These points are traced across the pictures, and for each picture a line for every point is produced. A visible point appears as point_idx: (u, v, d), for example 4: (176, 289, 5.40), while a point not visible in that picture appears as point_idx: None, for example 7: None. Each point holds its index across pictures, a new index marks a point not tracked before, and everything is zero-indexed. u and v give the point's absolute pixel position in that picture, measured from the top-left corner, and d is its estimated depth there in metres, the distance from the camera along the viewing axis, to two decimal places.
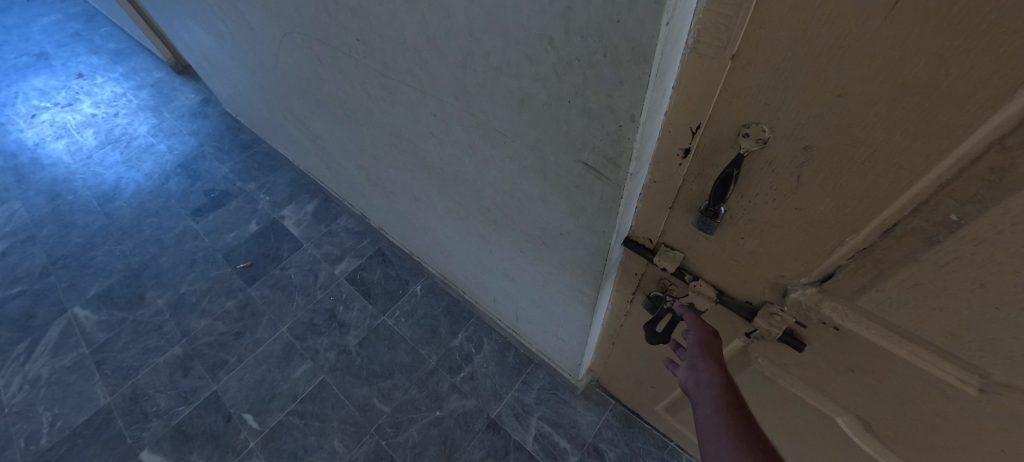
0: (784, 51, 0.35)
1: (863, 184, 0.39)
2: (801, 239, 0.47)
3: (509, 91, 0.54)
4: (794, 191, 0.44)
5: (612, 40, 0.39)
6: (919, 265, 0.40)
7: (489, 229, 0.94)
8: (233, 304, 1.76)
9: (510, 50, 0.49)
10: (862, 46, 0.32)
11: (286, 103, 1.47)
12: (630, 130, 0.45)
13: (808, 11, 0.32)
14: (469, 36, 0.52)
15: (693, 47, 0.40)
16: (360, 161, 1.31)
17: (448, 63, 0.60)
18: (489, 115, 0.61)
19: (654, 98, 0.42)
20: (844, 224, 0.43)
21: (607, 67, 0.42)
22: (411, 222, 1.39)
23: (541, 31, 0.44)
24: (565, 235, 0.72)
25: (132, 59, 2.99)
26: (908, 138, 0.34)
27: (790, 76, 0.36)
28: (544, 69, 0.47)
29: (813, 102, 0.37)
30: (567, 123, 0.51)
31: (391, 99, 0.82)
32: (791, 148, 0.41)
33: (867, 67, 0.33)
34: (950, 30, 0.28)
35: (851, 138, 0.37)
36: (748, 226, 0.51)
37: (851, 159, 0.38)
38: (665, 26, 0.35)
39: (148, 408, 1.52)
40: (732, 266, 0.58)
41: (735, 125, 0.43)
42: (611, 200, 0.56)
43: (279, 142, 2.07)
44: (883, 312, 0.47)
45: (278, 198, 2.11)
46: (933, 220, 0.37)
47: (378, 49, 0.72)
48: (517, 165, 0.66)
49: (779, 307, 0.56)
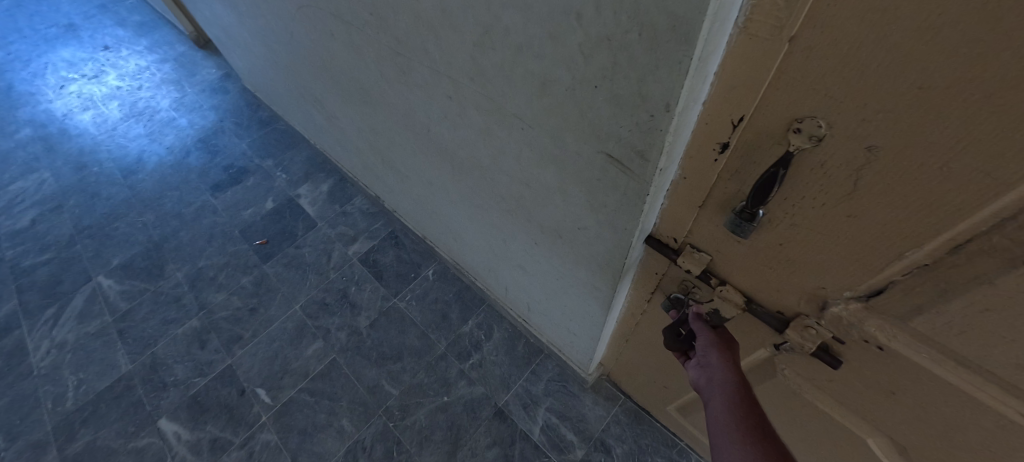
0: (855, 33, 0.30)
1: (935, 194, 0.34)
2: (849, 249, 0.42)
3: (529, 74, 0.50)
4: (848, 197, 0.39)
5: (649, 16, 0.34)
6: (991, 289, 0.35)
7: (502, 218, 0.91)
8: (249, 280, 1.78)
9: (532, 27, 0.44)
10: (957, 28, 0.27)
11: (302, 81, 1.44)
12: (664, 121, 0.40)
13: None
14: (487, 11, 0.48)
15: (743, 26, 0.35)
16: (374, 143, 1.28)
17: (464, 41, 0.55)
18: (506, 99, 0.57)
19: (694, 87, 0.37)
20: (904, 237, 0.38)
21: (641, 48, 0.37)
22: (425, 207, 1.37)
23: (567, 6, 0.39)
24: (583, 230, 0.68)
25: (156, 32, 3.00)
26: (1001, 142, 0.29)
27: (860, 62, 0.31)
28: (569, 49, 0.43)
29: (884, 95, 0.32)
30: (592, 111, 0.46)
31: (405, 79, 0.78)
32: (851, 148, 0.36)
33: (958, 56, 0.27)
34: None
35: (928, 139, 0.32)
36: (788, 232, 0.46)
37: (923, 163, 0.33)
38: (715, 2, 0.30)
39: (167, 377, 1.56)
40: (766, 273, 0.53)
41: (785, 119, 0.38)
42: (636, 196, 0.51)
43: (296, 119, 2.05)
44: (938, 336, 0.42)
45: (294, 176, 2.11)
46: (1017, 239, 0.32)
47: (391, 25, 0.68)
48: (535, 153, 0.61)
49: (815, 321, 0.52)
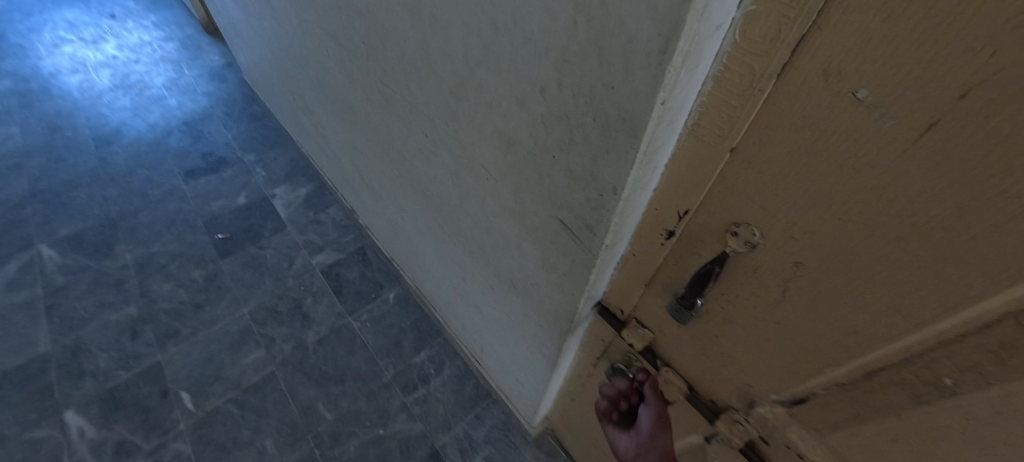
0: (790, 157, 0.32)
1: (853, 320, 0.34)
2: (776, 354, 0.43)
3: (496, 130, 0.51)
4: (776, 304, 0.39)
5: (602, 105, 0.35)
6: (899, 421, 0.36)
7: (463, 257, 0.90)
8: (201, 275, 1.70)
9: (503, 89, 0.45)
10: (876, 171, 0.28)
11: (297, 86, 1.45)
12: (611, 202, 0.41)
13: (819, 120, 0.29)
14: (464, 66, 0.49)
15: (692, 129, 0.36)
16: (356, 160, 1.28)
17: (443, 88, 0.56)
18: (475, 148, 0.58)
19: (641, 176, 0.38)
20: (824, 354, 0.38)
21: (595, 131, 0.38)
22: (395, 230, 1.35)
23: (533, 77, 0.40)
24: (535, 286, 0.67)
25: (167, 11, 3.00)
26: (913, 284, 0.30)
27: (793, 184, 0.33)
28: (533, 117, 0.44)
29: (811, 218, 0.33)
30: (549, 177, 0.47)
31: (388, 108, 0.79)
32: (781, 260, 0.37)
33: (875, 197, 0.29)
34: (979, 178, 0.24)
35: (849, 268, 0.33)
36: (724, 326, 0.46)
37: (842, 289, 0.34)
38: (659, 105, 0.31)
39: (86, 365, 1.45)
40: (702, 361, 0.53)
41: (725, 220, 0.39)
42: (584, 265, 0.52)
43: (287, 120, 2.04)
44: (850, 455, 0.42)
45: (274, 175, 2.07)
46: (919, 378, 0.33)
47: (380, 57, 0.69)
48: (497, 204, 0.62)
49: (743, 417, 0.51)
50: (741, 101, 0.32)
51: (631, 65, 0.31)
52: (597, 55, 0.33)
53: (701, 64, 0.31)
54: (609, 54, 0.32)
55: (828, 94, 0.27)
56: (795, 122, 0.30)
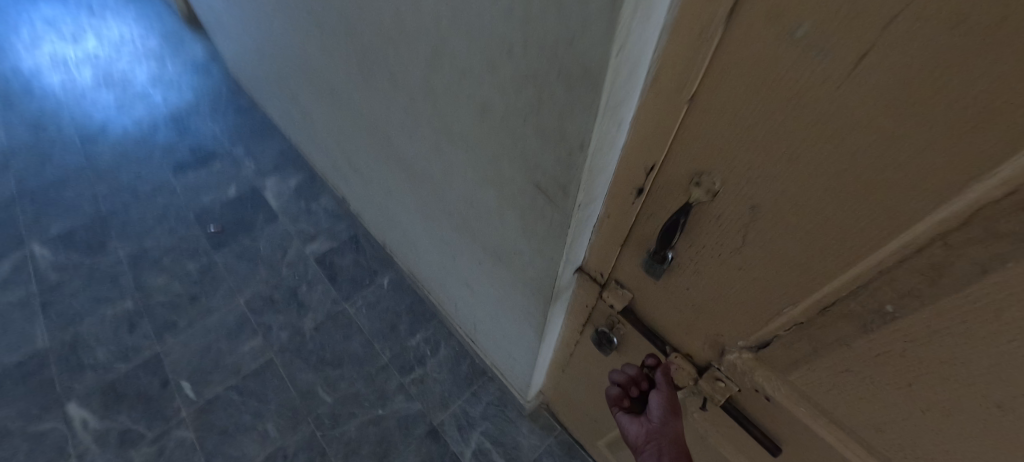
0: (741, 102, 0.33)
1: (806, 258, 0.37)
2: (741, 300, 0.45)
3: (471, 98, 0.52)
4: (739, 250, 0.41)
5: (564, 62, 0.37)
6: (849, 353, 0.38)
7: (451, 233, 0.92)
8: (195, 267, 1.71)
9: (474, 54, 0.46)
10: (816, 109, 0.30)
11: (281, 74, 1.44)
12: (580, 160, 0.43)
13: (765, 63, 0.30)
14: (437, 35, 0.50)
15: (652, 83, 0.38)
16: (343, 145, 1.29)
17: (419, 59, 0.57)
18: (452, 119, 0.59)
19: (606, 131, 0.40)
20: (782, 294, 0.40)
21: (560, 89, 0.39)
22: (385, 214, 1.36)
23: (501, 40, 0.41)
24: (519, 255, 0.69)
25: (146, 4, 2.95)
26: (855, 217, 0.32)
27: (745, 129, 0.34)
28: (503, 80, 0.45)
29: (763, 161, 0.35)
30: (523, 141, 0.48)
31: (369, 86, 0.80)
32: (739, 205, 0.39)
33: (818, 133, 0.30)
34: (904, 106, 0.26)
35: (799, 207, 0.35)
36: (694, 277, 0.49)
37: (794, 228, 0.36)
38: (615, 57, 0.33)
39: (86, 359, 1.46)
40: (676, 316, 0.55)
41: (689, 171, 0.41)
42: (560, 227, 0.53)
43: (274, 110, 2.03)
44: (812, 392, 0.45)
45: (263, 166, 2.07)
46: (865, 309, 0.35)
47: (358, 33, 0.70)
48: (477, 174, 0.63)
49: (717, 367, 0.54)
50: (693, 51, 0.33)
51: (587, 19, 0.33)
52: (556, 11, 0.35)
53: (653, 15, 0.32)
54: (567, 9, 0.34)
55: (770, 35, 0.29)
56: (743, 67, 0.32)
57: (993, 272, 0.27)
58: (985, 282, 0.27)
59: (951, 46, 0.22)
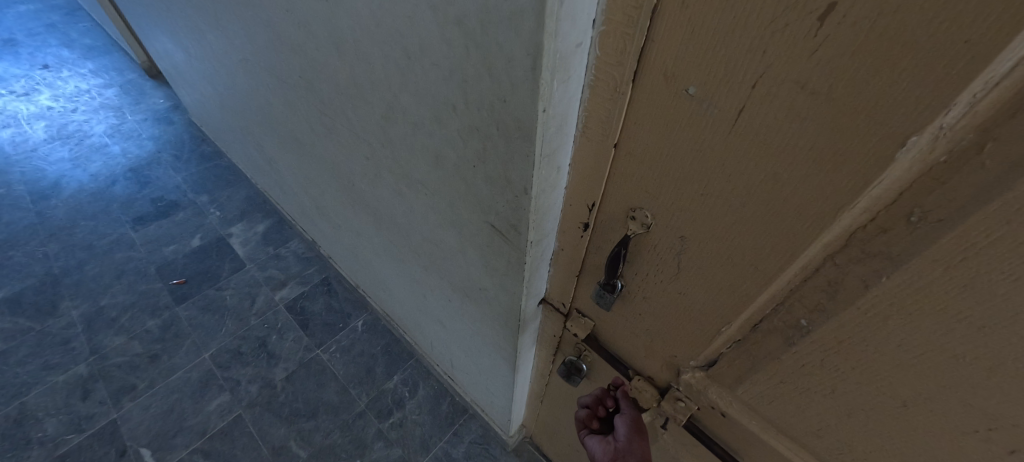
0: (656, 147, 0.37)
1: (731, 281, 0.40)
2: (687, 322, 0.48)
3: (425, 148, 0.55)
4: (677, 276, 0.45)
5: (501, 117, 0.41)
6: (781, 365, 0.42)
7: (420, 272, 0.93)
8: (157, 324, 1.64)
9: (423, 109, 0.50)
10: (715, 153, 0.34)
11: (245, 123, 1.45)
12: (525, 202, 0.46)
13: (670, 115, 0.35)
14: (388, 91, 0.54)
15: (582, 131, 0.42)
16: (310, 191, 1.29)
17: (374, 112, 0.61)
18: (410, 166, 0.62)
19: (545, 175, 0.44)
20: (719, 315, 0.44)
21: (500, 140, 0.43)
22: (356, 256, 1.36)
23: (445, 97, 0.45)
24: (484, 291, 0.71)
25: (105, 57, 2.92)
26: (762, 244, 0.36)
27: (664, 169, 0.38)
28: (452, 132, 0.49)
29: (683, 197, 0.39)
30: (474, 186, 0.52)
31: (330, 136, 0.83)
32: (670, 236, 0.42)
33: (720, 173, 0.35)
34: (782, 150, 0.30)
35: (717, 237, 0.39)
36: (643, 303, 0.52)
37: (717, 255, 0.40)
38: (543, 112, 0.37)
39: (33, 433, 1.35)
40: (634, 340, 0.58)
41: (624, 207, 0.45)
42: (517, 264, 0.56)
43: (239, 157, 2.02)
44: (758, 405, 0.48)
45: (229, 214, 2.03)
46: (786, 323, 0.39)
47: (316, 88, 0.73)
48: (437, 216, 0.66)
49: (677, 388, 0.56)
50: (612, 105, 0.38)
51: (514, 81, 0.37)
52: (489, 75, 0.39)
53: (571, 76, 0.37)
54: (497, 73, 0.38)
55: (671, 92, 0.33)
56: (653, 117, 0.36)
57: (875, 284, 0.31)
58: (872, 294, 0.32)
59: (805, 100, 0.27)
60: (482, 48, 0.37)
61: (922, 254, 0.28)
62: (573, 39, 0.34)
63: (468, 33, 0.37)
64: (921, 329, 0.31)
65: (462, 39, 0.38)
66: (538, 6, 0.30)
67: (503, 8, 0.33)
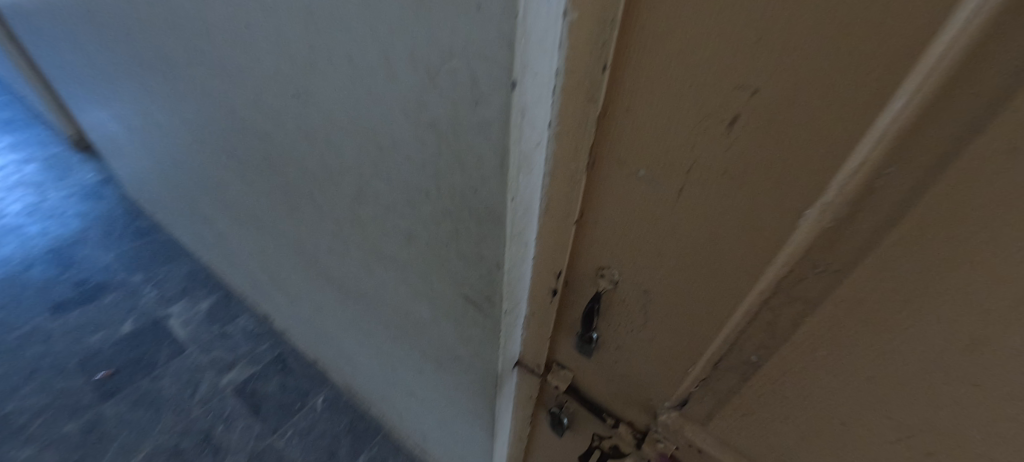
0: (617, 216, 0.44)
1: (690, 327, 0.46)
2: (657, 366, 0.53)
3: (397, 227, 0.62)
4: (644, 324, 0.50)
5: (473, 205, 0.48)
6: (741, 397, 0.47)
7: (388, 343, 0.93)
8: (76, 426, 1.44)
9: (397, 194, 0.57)
10: (664, 221, 0.41)
11: (195, 198, 1.42)
12: (498, 276, 0.52)
13: (624, 190, 0.42)
14: (362, 177, 0.61)
15: (546, 210, 0.49)
16: (265, 265, 1.26)
17: (344, 194, 0.68)
18: (382, 243, 0.67)
19: (515, 251, 0.50)
20: (684, 357, 0.49)
21: (473, 223, 0.50)
22: (316, 330, 1.31)
23: (419, 186, 0.53)
24: (459, 358, 0.73)
25: (27, 130, 2.74)
26: (711, 294, 0.42)
27: (624, 234, 0.45)
28: (425, 215, 0.56)
29: (642, 256, 0.45)
30: (447, 261, 0.58)
31: (296, 216, 0.86)
32: (635, 290, 0.48)
33: (671, 236, 0.41)
34: (716, 218, 0.37)
35: (675, 289, 0.45)
36: (617, 351, 0.56)
37: (676, 305, 0.46)
38: (511, 201, 0.44)
39: None
40: (612, 388, 0.61)
41: (593, 267, 0.50)
42: (493, 331, 0.61)
43: (182, 231, 1.91)
44: (729, 437, 0.52)
45: (167, 292, 1.87)
46: (738, 360, 0.45)
47: (288, 172, 0.80)
48: (409, 288, 0.70)
49: (656, 430, 0.59)
50: (570, 186, 0.45)
51: (484, 177, 0.44)
52: (461, 169, 0.46)
53: (534, 167, 0.44)
54: (468, 168, 0.45)
55: (624, 173, 0.40)
56: (612, 192, 0.43)
57: (803, 321, 0.38)
58: (801, 330, 0.39)
59: (723, 183, 0.35)
60: (455, 147, 0.45)
61: (830, 296, 0.35)
62: (533, 141, 0.41)
63: (441, 135, 0.45)
64: (843, 357, 0.38)
65: (436, 140, 0.46)
66: (504, 120, 0.38)
67: (472, 119, 0.41)
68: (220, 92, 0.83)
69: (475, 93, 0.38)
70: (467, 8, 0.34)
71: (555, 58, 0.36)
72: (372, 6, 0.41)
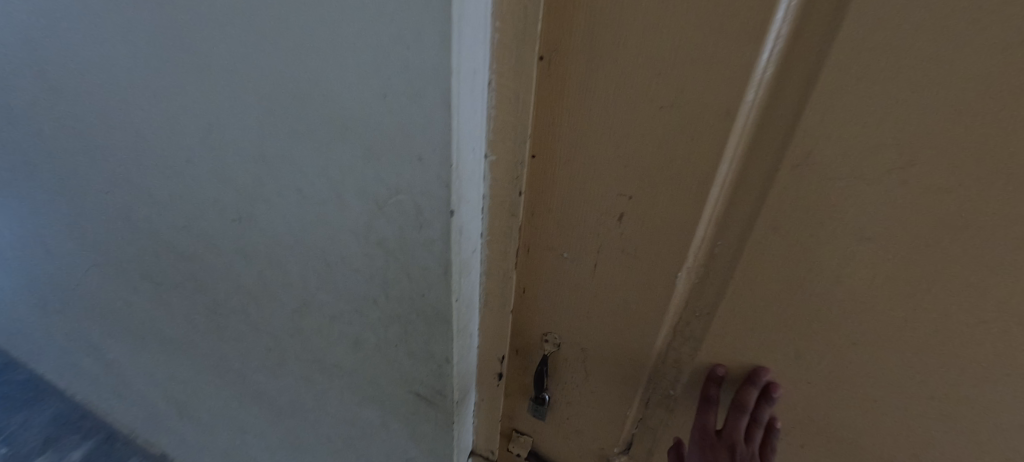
0: (553, 291, 0.56)
1: (622, 374, 0.58)
2: (602, 412, 0.63)
3: (344, 334, 0.70)
4: (586, 379, 0.61)
5: (420, 308, 0.58)
6: (671, 418, 0.60)
7: (333, 449, 0.93)
8: None
9: (344, 305, 0.65)
10: (588, 291, 0.54)
11: (81, 327, 1.28)
12: (448, 368, 0.62)
13: (556, 270, 0.55)
14: (305, 291, 0.68)
15: (486, 303, 0.62)
16: (183, 388, 1.19)
17: (285, 307, 0.74)
18: (330, 350, 0.74)
19: (460, 344, 0.61)
20: (621, 401, 0.60)
21: (422, 324, 0.59)
22: (241, 452, 1.22)
23: (366, 295, 0.61)
24: (413, 452, 0.78)
25: None
26: (630, 344, 0.55)
27: (560, 304, 0.57)
28: (374, 320, 0.64)
29: (577, 321, 0.57)
30: (397, 360, 0.66)
31: (231, 332, 0.90)
32: (575, 349, 0.60)
33: (595, 302, 0.54)
34: (623, 285, 0.51)
35: (605, 344, 0.56)
36: (567, 407, 0.65)
37: (608, 357, 0.57)
38: (455, 300, 0.55)
39: None
40: (567, 443, 0.69)
41: (539, 334, 0.61)
42: (447, 421, 0.68)
43: (46, 366, 1.62)
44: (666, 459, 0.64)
45: (22, 448, 1.52)
46: (661, 388, 0.58)
47: (221, 291, 0.83)
48: (358, 390, 0.77)
49: None
50: (501, 277, 0.59)
51: (429, 284, 0.54)
52: (408, 278, 0.56)
53: (470, 270, 0.55)
54: (415, 276, 0.55)
55: (554, 257, 0.54)
56: (548, 272, 0.55)
57: (698, 350, 0.53)
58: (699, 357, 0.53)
59: (627, 263, 0.49)
60: (403, 260, 0.54)
61: (712, 329, 0.50)
62: (469, 249, 0.53)
63: (388, 250, 0.55)
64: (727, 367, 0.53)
65: (384, 254, 0.55)
66: (445, 238, 0.49)
67: (417, 238, 0.51)
68: (133, 217, 0.84)
69: (418, 218, 0.49)
70: (409, 161, 0.46)
71: (480, 187, 0.51)
72: (325, 153, 0.51)
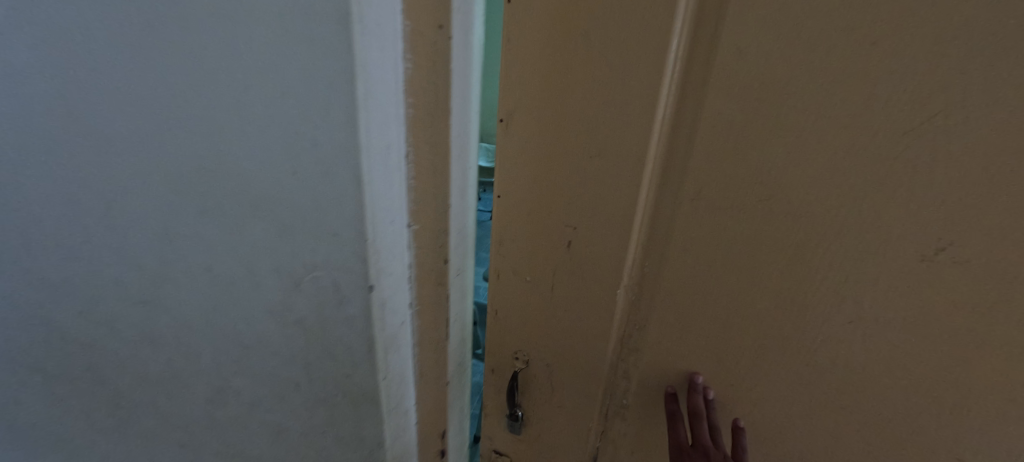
0: (514, 303, 0.56)
1: (583, 388, 0.56)
2: (570, 431, 0.60)
3: (263, 422, 0.63)
4: (550, 394, 0.59)
5: (346, 389, 0.53)
6: (633, 433, 0.57)
7: None
8: None
9: (263, 389, 0.60)
10: (543, 303, 0.53)
11: None
12: (381, 452, 0.57)
13: (514, 280, 0.54)
14: (219, 377, 0.62)
15: (421, 375, 0.59)
16: None
17: (197, 396, 0.67)
18: (248, 442, 0.67)
19: (394, 423, 0.57)
20: (586, 415, 0.58)
21: (348, 407, 0.55)
22: None
23: (286, 378, 0.57)
24: None
25: None
26: (587, 356, 0.53)
27: (521, 316, 0.56)
28: (296, 406, 0.59)
29: (535, 336, 0.56)
30: (324, 448, 0.61)
31: (135, 429, 0.80)
32: (538, 365, 0.58)
33: (550, 314, 0.53)
34: (574, 294, 0.50)
35: (563, 357, 0.55)
36: (537, 426, 0.63)
37: (568, 371, 0.56)
38: (383, 379, 0.52)
39: None
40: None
41: (506, 350, 0.60)
42: None
43: None
44: None
45: None
46: (619, 401, 0.56)
47: (123, 384, 0.74)
48: None
49: None
50: (435, 350, 0.56)
51: (353, 363, 0.51)
52: (331, 358, 0.52)
53: (401, 344, 0.53)
54: (337, 356, 0.52)
55: (511, 269, 0.53)
56: (507, 285, 0.55)
57: (648, 361, 0.51)
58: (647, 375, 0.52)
59: (572, 269, 0.49)
60: (323, 339, 0.51)
61: (654, 343, 0.49)
62: (397, 322, 0.51)
63: (307, 329, 0.51)
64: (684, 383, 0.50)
65: (303, 334, 0.52)
66: (365, 314, 0.47)
67: (336, 315, 0.48)
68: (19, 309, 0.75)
69: (336, 295, 0.47)
70: (323, 236, 0.45)
71: (405, 257, 0.50)
72: (237, 232, 0.49)
